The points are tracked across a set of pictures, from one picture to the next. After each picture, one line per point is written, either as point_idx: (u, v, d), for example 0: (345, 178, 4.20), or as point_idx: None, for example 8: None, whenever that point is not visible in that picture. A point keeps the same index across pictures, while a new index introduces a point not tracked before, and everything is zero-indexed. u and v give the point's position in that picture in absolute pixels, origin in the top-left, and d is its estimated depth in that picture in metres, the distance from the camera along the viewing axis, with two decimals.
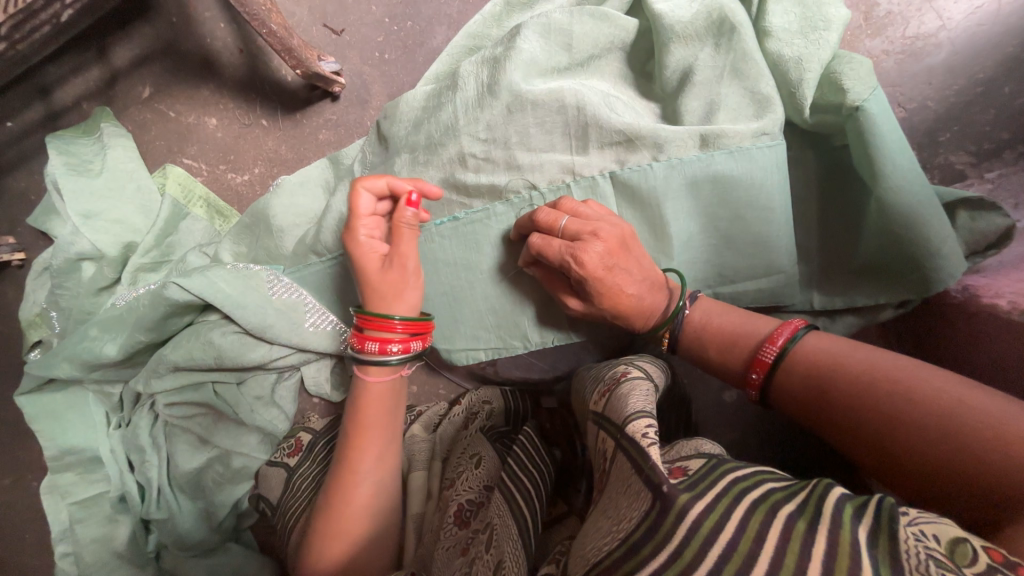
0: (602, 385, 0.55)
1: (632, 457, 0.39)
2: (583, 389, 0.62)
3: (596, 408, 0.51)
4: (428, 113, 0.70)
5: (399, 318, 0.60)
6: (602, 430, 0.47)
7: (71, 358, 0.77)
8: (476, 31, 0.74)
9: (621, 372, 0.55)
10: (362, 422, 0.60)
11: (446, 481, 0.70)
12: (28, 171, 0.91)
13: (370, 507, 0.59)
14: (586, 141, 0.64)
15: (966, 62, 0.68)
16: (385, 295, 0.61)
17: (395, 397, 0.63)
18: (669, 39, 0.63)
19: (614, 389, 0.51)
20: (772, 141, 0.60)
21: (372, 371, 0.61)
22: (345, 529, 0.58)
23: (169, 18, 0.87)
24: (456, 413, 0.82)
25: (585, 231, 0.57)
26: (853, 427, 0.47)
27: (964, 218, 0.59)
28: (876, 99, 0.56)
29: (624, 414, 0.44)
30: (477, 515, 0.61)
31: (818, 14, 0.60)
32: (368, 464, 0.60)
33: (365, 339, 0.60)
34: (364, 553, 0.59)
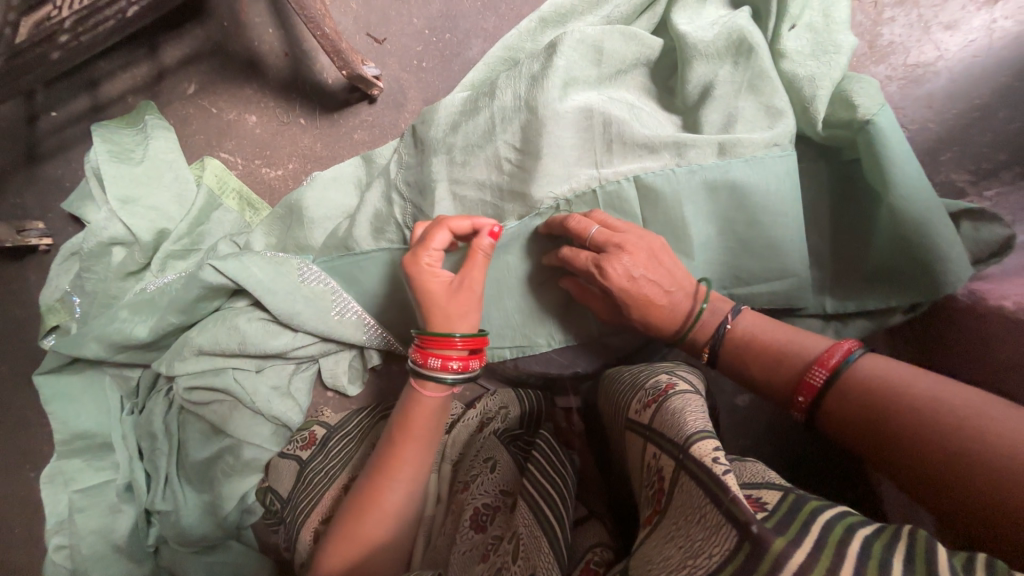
0: (645, 393, 0.56)
1: (704, 482, 0.39)
2: (619, 392, 0.63)
3: (644, 419, 0.53)
4: (465, 117, 0.74)
5: (458, 335, 0.61)
6: (657, 447, 0.48)
7: (100, 338, 0.78)
8: (512, 43, 0.77)
9: (667, 383, 0.56)
10: (411, 414, 0.64)
11: (461, 483, 0.73)
12: (65, 159, 0.97)
13: (397, 503, 0.62)
14: (613, 147, 0.68)
15: (981, 83, 0.70)
16: (446, 315, 0.62)
17: (441, 413, 0.66)
18: (693, 56, 0.68)
19: (661, 402, 0.52)
20: (783, 152, 0.65)
21: (430, 386, 0.63)
22: (376, 525, 0.61)
23: (220, 22, 0.90)
24: (471, 416, 0.83)
25: (611, 242, 0.60)
26: (908, 455, 0.44)
27: (967, 227, 0.63)
28: (885, 114, 0.61)
29: (683, 434, 0.45)
30: (498, 520, 0.64)
31: (829, 40, 0.66)
32: (411, 451, 0.63)
33: (426, 355, 0.62)
34: (391, 531, 0.61)
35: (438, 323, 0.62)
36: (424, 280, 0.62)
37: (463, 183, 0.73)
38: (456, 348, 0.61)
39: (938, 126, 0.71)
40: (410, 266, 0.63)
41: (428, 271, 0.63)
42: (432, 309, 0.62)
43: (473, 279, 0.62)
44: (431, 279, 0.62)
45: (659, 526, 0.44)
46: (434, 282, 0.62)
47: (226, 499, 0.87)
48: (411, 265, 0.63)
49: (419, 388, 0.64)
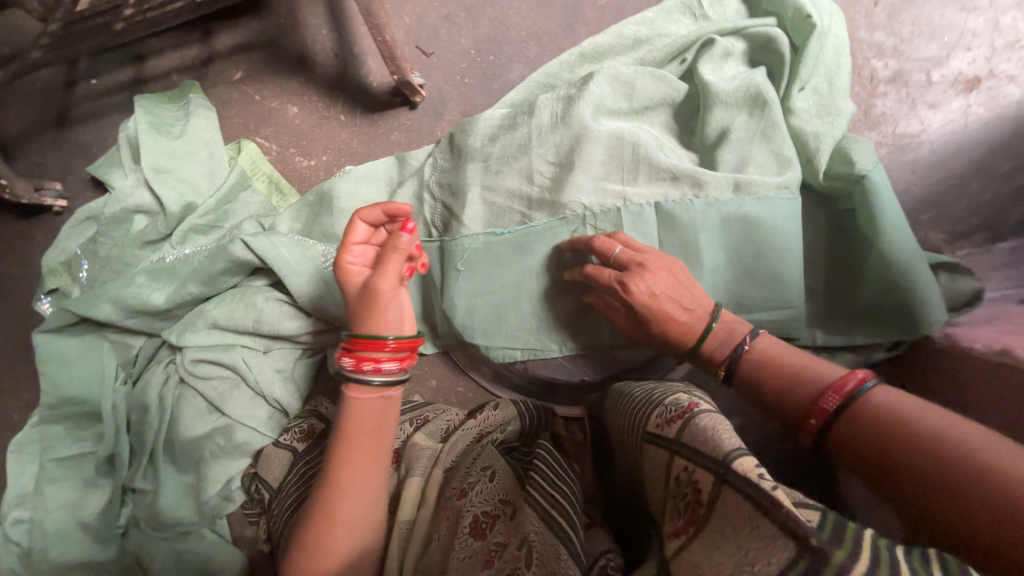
0: (666, 410, 0.59)
1: (753, 496, 0.42)
2: (633, 411, 0.66)
3: (670, 434, 0.55)
4: (504, 131, 0.80)
5: (392, 337, 0.59)
6: (689, 460, 0.50)
7: (113, 300, 0.79)
8: (551, 71, 0.84)
9: (689, 403, 0.58)
10: (354, 418, 0.59)
11: (455, 489, 0.69)
12: (95, 126, 0.98)
13: (358, 511, 0.58)
14: (637, 173, 0.75)
15: (955, 156, 0.80)
16: (370, 316, 0.60)
17: (386, 410, 0.61)
18: (714, 102, 0.75)
19: (688, 418, 0.54)
20: (791, 195, 0.72)
21: (356, 388, 0.59)
22: (338, 534, 0.56)
23: (277, 18, 0.94)
24: (471, 426, 0.81)
25: (634, 262, 0.66)
26: (918, 490, 0.45)
27: (944, 277, 0.72)
28: (878, 171, 0.69)
29: (722, 449, 0.47)
30: (500, 528, 0.65)
31: (833, 103, 0.74)
32: (363, 456, 0.59)
33: (352, 357, 0.59)
34: (355, 543, 0.57)
35: (362, 325, 0.61)
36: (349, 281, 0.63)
37: (495, 190, 0.78)
38: (386, 351, 0.59)
39: (917, 190, 0.81)
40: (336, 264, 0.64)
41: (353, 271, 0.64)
42: (355, 311, 0.62)
43: (388, 279, 0.60)
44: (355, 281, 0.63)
45: (698, 539, 0.46)
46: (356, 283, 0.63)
47: (212, 481, 0.86)
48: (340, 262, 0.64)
49: (349, 391, 0.60)
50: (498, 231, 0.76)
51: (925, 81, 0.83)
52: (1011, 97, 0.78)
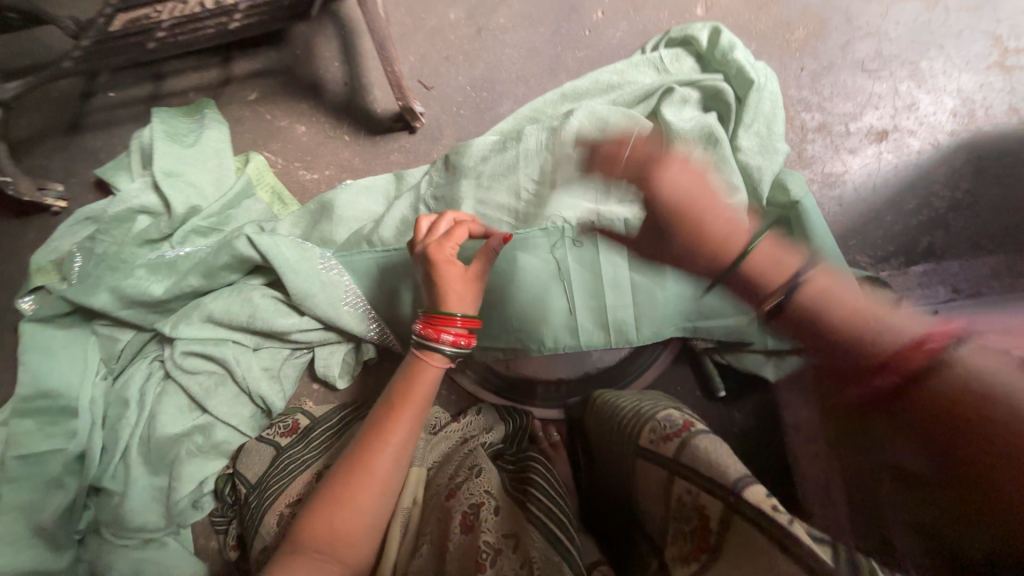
0: (662, 427, 0.64)
1: (765, 529, 0.44)
2: (620, 419, 0.74)
3: (667, 452, 0.60)
4: (495, 153, 0.90)
5: (462, 317, 0.71)
6: (691, 483, 0.54)
7: (112, 290, 0.82)
8: (538, 107, 0.96)
9: (685, 423, 0.63)
10: (412, 386, 0.71)
11: (445, 489, 0.72)
12: (104, 133, 1.03)
13: (388, 471, 0.66)
14: (609, 194, 0.86)
15: (871, 194, 0.93)
16: (456, 298, 0.72)
17: (436, 386, 0.73)
18: (675, 139, 0.88)
19: (686, 438, 0.59)
20: (740, 217, 0.83)
21: (433, 355, 0.72)
22: (369, 493, 0.65)
23: (293, 50, 1.05)
24: (454, 430, 0.87)
25: (652, 158, 0.65)
26: (999, 458, 0.44)
27: (869, 290, 0.82)
28: (808, 199, 0.83)
29: (732, 477, 0.49)
30: (489, 522, 0.65)
31: (772, 144, 0.88)
32: (406, 424, 0.69)
33: (437, 333, 0.70)
34: (380, 500, 0.65)
35: (447, 303, 0.72)
36: (445, 266, 0.73)
37: (485, 204, 0.88)
38: (457, 327, 0.71)
39: (844, 220, 0.94)
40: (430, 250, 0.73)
41: (447, 258, 0.73)
42: (446, 290, 0.72)
43: (481, 272, 0.74)
44: (451, 265, 0.73)
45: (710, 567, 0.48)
46: (450, 268, 0.73)
47: (185, 482, 0.86)
48: (434, 251, 0.73)
49: (422, 357, 0.72)
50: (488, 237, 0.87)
51: (845, 131, 0.97)
52: (912, 147, 0.94)
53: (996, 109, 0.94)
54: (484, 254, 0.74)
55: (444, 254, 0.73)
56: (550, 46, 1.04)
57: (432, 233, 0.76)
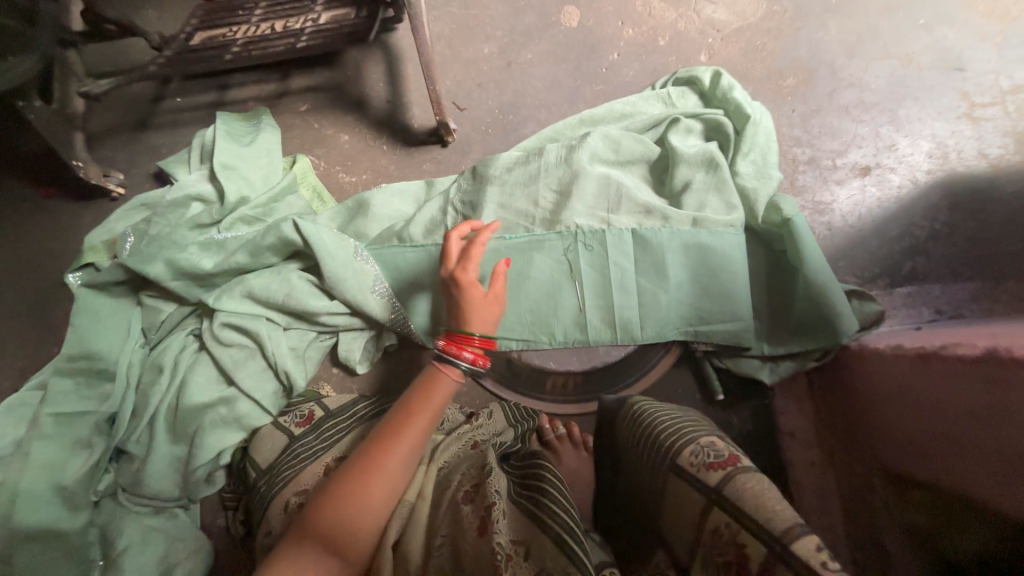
0: (706, 453, 0.65)
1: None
2: (655, 433, 0.74)
3: (710, 482, 0.62)
4: (519, 165, 1.00)
5: (479, 335, 0.76)
6: (734, 520, 0.57)
7: (166, 261, 0.91)
8: (558, 129, 1.08)
9: (732, 456, 0.64)
10: (425, 394, 0.75)
11: (455, 490, 0.73)
12: (168, 131, 1.15)
13: (398, 472, 0.70)
14: (620, 205, 0.95)
15: (857, 223, 1.03)
16: (475, 319, 0.77)
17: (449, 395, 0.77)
18: (680, 161, 0.99)
19: (733, 472, 0.61)
20: (736, 232, 0.93)
21: (449, 369, 0.76)
22: (379, 491, 0.68)
23: (344, 70, 1.18)
24: (466, 430, 0.88)
25: None
26: None
27: (856, 303, 0.90)
28: (800, 218, 0.91)
29: (784, 527, 0.53)
30: (502, 526, 0.66)
31: (767, 171, 0.98)
32: (417, 430, 0.73)
33: (458, 349, 0.75)
34: (386, 497, 0.69)
35: (467, 323, 0.76)
36: (466, 289, 0.77)
37: (507, 208, 0.97)
38: (474, 344, 0.76)
39: (832, 244, 1.03)
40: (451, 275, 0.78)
41: (466, 283, 0.77)
42: (466, 311, 0.76)
43: (497, 296, 0.79)
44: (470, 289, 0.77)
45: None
46: (470, 292, 0.77)
47: (205, 450, 0.89)
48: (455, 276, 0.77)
49: (438, 368, 0.76)
50: (508, 236, 0.95)
51: (833, 165, 1.08)
52: (893, 182, 1.05)
53: (967, 151, 1.05)
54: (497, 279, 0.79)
55: (468, 277, 0.77)
56: (571, 79, 1.18)
57: (448, 260, 0.80)
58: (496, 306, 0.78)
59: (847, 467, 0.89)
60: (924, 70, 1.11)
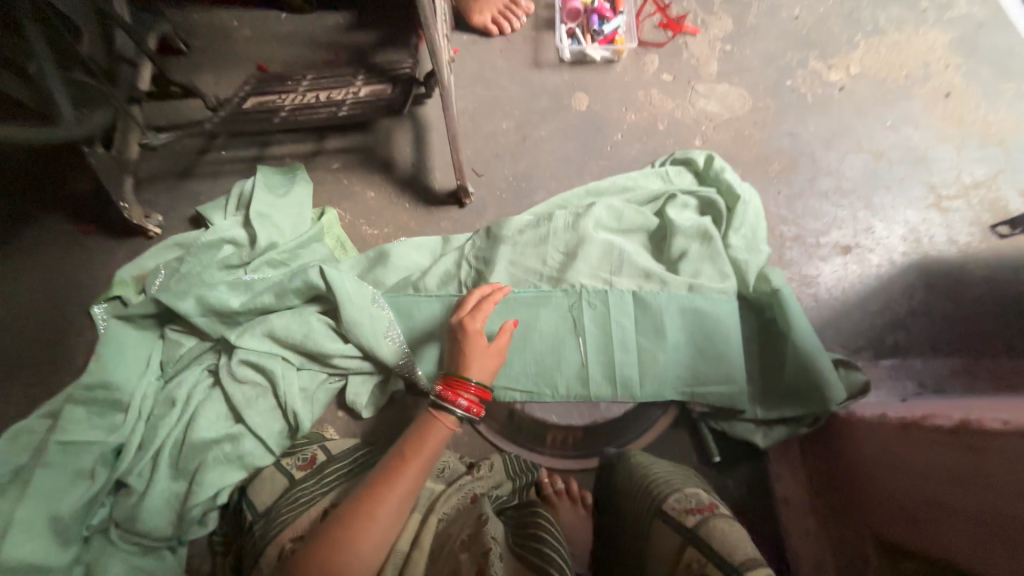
0: (687, 501, 0.75)
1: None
2: (642, 480, 0.84)
3: (687, 522, 0.71)
4: (530, 227, 1.10)
5: (476, 382, 0.81)
6: (703, 556, 0.66)
7: (198, 298, 0.96)
8: (567, 198, 1.18)
9: (708, 503, 0.74)
10: (422, 438, 0.78)
11: (453, 540, 0.75)
12: (209, 180, 1.25)
13: (391, 515, 0.71)
14: (622, 268, 1.03)
15: (841, 296, 1.11)
16: (474, 365, 0.83)
17: (444, 438, 0.80)
18: (677, 232, 1.08)
19: (708, 515, 0.71)
20: (729, 300, 1.00)
21: (443, 415, 0.80)
22: (369, 538, 0.69)
23: (375, 135, 1.31)
24: (468, 481, 0.88)
25: None
26: None
27: (844, 373, 0.95)
28: (787, 289, 0.99)
29: (739, 557, 0.63)
30: (496, 568, 0.69)
31: (756, 246, 1.07)
32: (409, 474, 0.74)
33: (455, 392, 0.80)
34: (378, 543, 0.69)
35: (466, 368, 0.82)
36: (473, 336, 0.85)
37: (517, 266, 1.05)
38: (469, 391, 0.80)
39: (821, 314, 1.10)
40: (463, 322, 0.86)
41: (475, 331, 0.86)
42: (469, 356, 0.83)
43: (500, 350, 0.86)
44: (477, 338, 0.85)
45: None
46: (477, 340, 0.85)
47: (207, 488, 0.90)
48: (466, 323, 0.86)
49: (433, 412, 0.80)
50: (517, 291, 1.01)
51: (817, 243, 1.17)
52: (873, 262, 1.14)
53: (937, 238, 1.16)
54: (503, 334, 0.87)
55: (474, 326, 0.86)
56: (579, 155, 1.31)
57: (463, 309, 0.90)
58: (498, 357, 0.85)
59: (840, 536, 0.88)
60: (895, 164, 1.25)
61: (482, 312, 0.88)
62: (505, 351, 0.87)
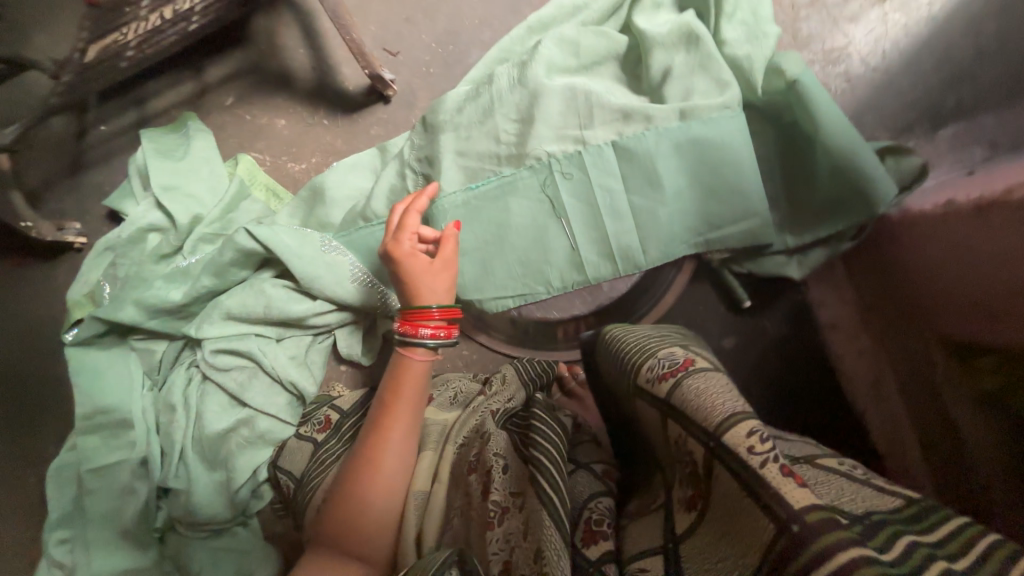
0: (659, 364, 0.58)
1: (744, 481, 0.44)
2: (620, 356, 0.69)
3: (661, 392, 0.56)
4: (469, 101, 0.87)
5: (436, 306, 0.71)
6: (683, 429, 0.52)
7: (137, 302, 0.88)
8: (506, 46, 0.92)
9: (686, 359, 0.57)
10: (399, 382, 0.72)
11: (465, 466, 0.70)
12: (107, 166, 1.08)
13: (394, 464, 0.69)
14: (592, 116, 0.82)
15: (877, 66, 0.87)
16: (427, 289, 0.72)
17: (427, 374, 0.74)
18: (652, 46, 0.83)
19: (679, 377, 0.54)
20: (733, 114, 0.79)
21: (411, 350, 0.72)
22: (381, 482, 0.68)
23: (258, 46, 1.05)
24: (478, 400, 0.82)
25: None
26: None
27: (891, 163, 0.78)
28: (807, 75, 0.76)
29: (715, 420, 0.48)
30: (499, 481, 0.65)
31: (759, 29, 0.80)
32: (399, 421, 0.71)
33: (417, 326, 0.71)
34: (391, 491, 0.69)
35: (417, 296, 0.71)
36: (409, 259, 0.72)
37: (467, 155, 0.86)
38: (434, 317, 0.71)
39: (853, 98, 0.88)
40: (389, 249, 0.72)
41: (409, 253, 0.72)
42: (414, 282, 0.72)
43: (448, 259, 0.73)
44: (414, 258, 0.72)
45: (707, 519, 0.49)
46: (415, 261, 0.72)
47: (240, 472, 0.89)
48: (393, 247, 0.72)
49: (401, 351, 0.72)
50: (474, 185, 0.84)
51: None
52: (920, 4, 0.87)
53: None
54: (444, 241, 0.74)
55: (403, 249, 0.72)
56: None
57: (388, 232, 0.75)
58: (447, 270, 0.72)
59: (899, 350, 0.79)
60: None
61: (406, 228, 0.74)
62: (456, 258, 0.74)
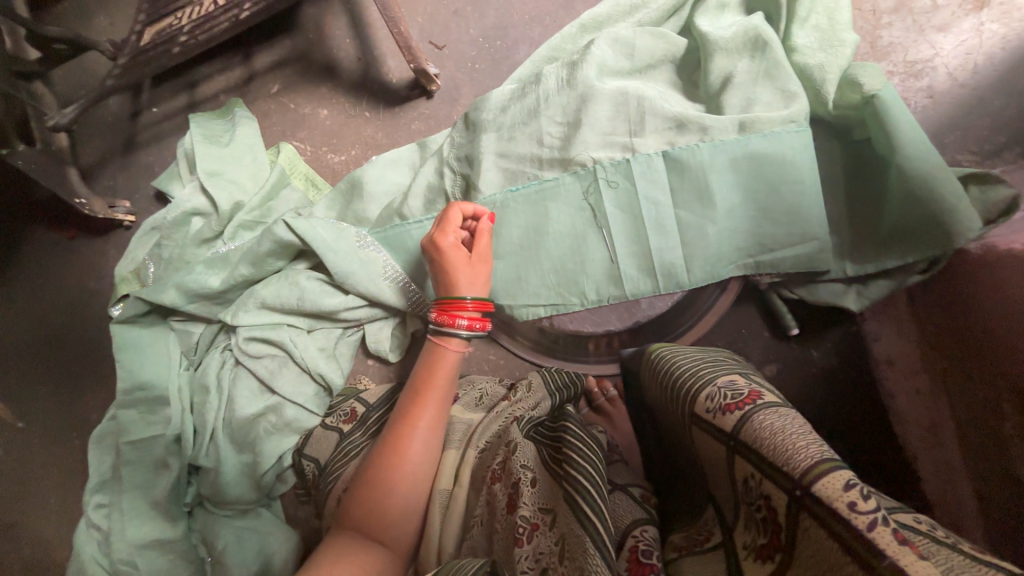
0: (723, 394, 0.53)
1: (837, 534, 0.37)
2: (673, 381, 0.64)
3: (727, 427, 0.50)
4: (513, 101, 0.84)
5: (471, 297, 0.70)
6: (755, 468, 0.46)
7: (178, 286, 0.90)
8: (556, 44, 0.88)
9: (752, 391, 0.52)
10: (427, 377, 0.71)
11: (488, 473, 0.68)
12: (157, 147, 1.11)
13: (417, 460, 0.67)
14: (644, 122, 0.78)
15: (966, 81, 0.79)
16: (464, 280, 0.71)
17: (454, 371, 0.73)
18: (714, 51, 0.78)
19: (750, 410, 0.49)
20: (799, 128, 0.73)
21: (450, 341, 0.72)
22: (403, 478, 0.67)
23: (306, 34, 1.05)
24: (504, 407, 0.80)
25: None
26: None
27: (975, 191, 0.70)
28: (888, 90, 0.69)
29: (796, 466, 0.41)
30: (527, 495, 0.60)
31: (835, 36, 0.74)
32: (425, 415, 0.69)
33: (454, 316, 0.70)
34: (412, 488, 0.67)
35: (454, 285, 0.71)
36: (451, 251, 0.72)
37: (508, 157, 0.83)
38: (468, 309, 0.70)
39: (935, 114, 0.80)
40: (433, 239, 0.73)
41: (452, 245, 0.73)
42: (453, 273, 0.71)
43: (485, 254, 0.74)
44: (455, 250, 0.72)
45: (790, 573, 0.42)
46: (456, 253, 0.72)
47: (267, 457, 0.90)
48: (437, 238, 0.73)
49: (438, 343, 0.72)
50: (513, 188, 0.82)
51: (930, 7, 0.83)
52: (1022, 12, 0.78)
53: None
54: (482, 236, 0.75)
55: (448, 241, 0.72)
56: None
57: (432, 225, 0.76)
58: (484, 264, 0.73)
59: (961, 395, 0.72)
60: None
61: (451, 222, 0.74)
62: (491, 254, 0.75)
